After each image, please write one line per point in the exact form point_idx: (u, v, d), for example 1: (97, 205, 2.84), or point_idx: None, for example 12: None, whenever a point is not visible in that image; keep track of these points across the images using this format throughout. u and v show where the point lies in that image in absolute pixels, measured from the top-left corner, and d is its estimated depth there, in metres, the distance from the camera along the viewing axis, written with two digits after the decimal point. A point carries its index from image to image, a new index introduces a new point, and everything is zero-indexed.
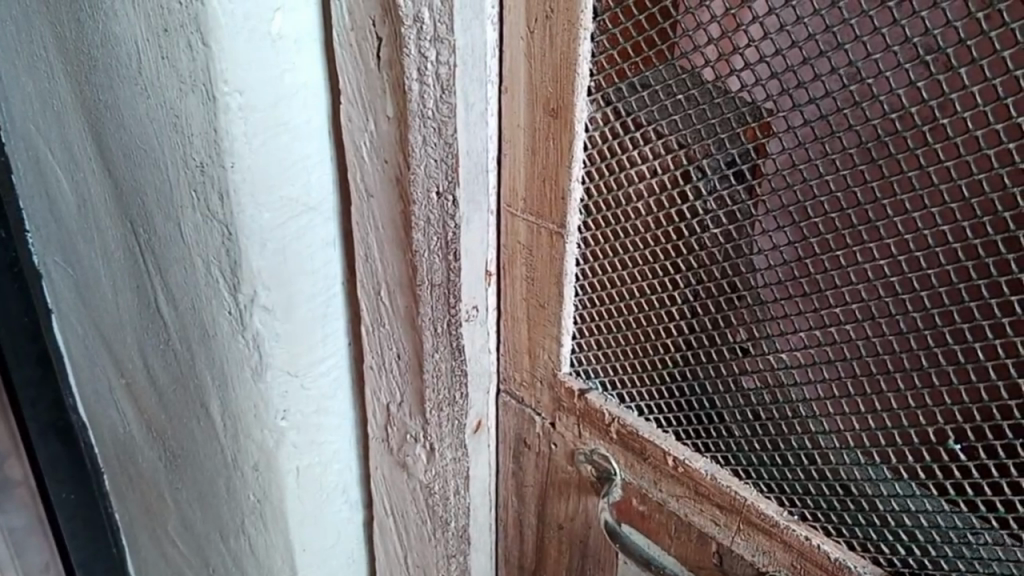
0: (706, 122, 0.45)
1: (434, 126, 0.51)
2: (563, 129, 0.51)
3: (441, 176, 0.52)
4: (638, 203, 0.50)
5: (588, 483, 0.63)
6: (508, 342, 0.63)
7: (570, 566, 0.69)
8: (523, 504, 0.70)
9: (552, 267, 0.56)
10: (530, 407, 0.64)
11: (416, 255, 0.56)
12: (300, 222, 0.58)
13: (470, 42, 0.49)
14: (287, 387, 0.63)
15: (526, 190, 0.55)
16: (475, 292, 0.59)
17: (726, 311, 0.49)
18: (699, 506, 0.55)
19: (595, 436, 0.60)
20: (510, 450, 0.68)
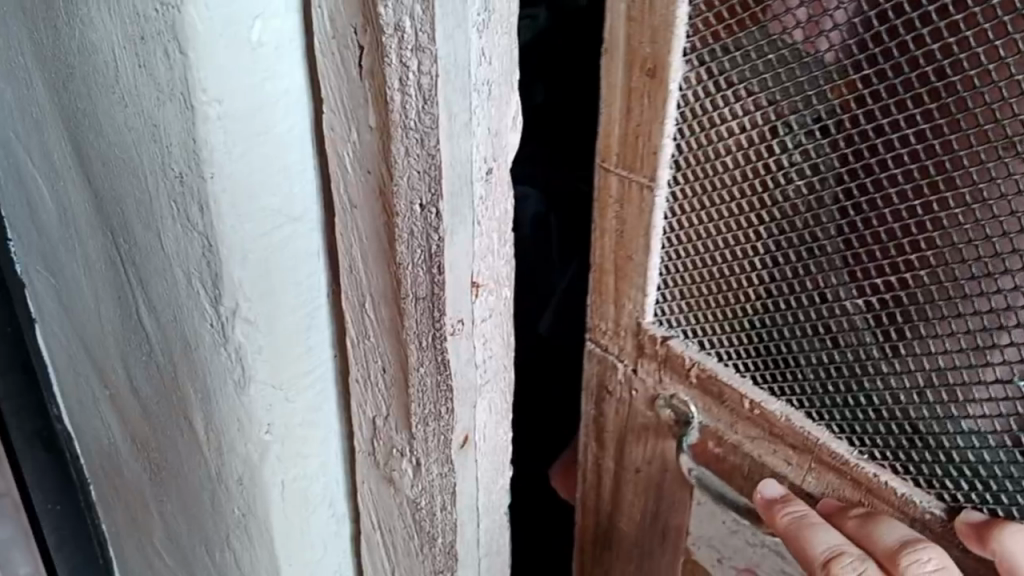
0: (795, 80, 0.44)
1: (417, 137, 0.49)
2: (658, 89, 0.50)
3: (424, 190, 0.50)
4: (727, 157, 0.49)
5: (665, 427, 0.60)
6: (595, 295, 0.61)
7: (644, 511, 0.66)
8: (600, 449, 0.67)
9: (640, 221, 0.55)
10: (613, 354, 0.62)
11: (401, 268, 0.54)
12: (284, 233, 0.57)
13: (453, 53, 0.46)
14: (271, 400, 0.62)
15: (619, 145, 0.53)
16: (461, 308, 0.55)
17: (807, 261, 0.47)
18: (773, 447, 0.53)
19: (676, 382, 0.57)
20: (591, 396, 0.66)
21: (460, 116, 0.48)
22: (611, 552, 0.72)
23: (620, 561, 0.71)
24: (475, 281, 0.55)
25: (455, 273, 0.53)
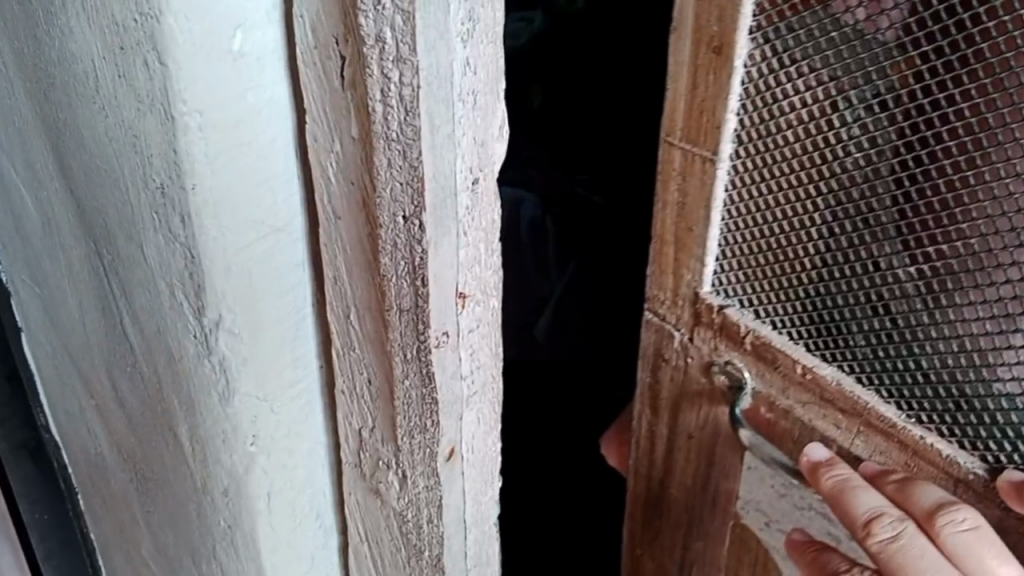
0: (856, 55, 0.48)
1: (399, 149, 0.48)
2: (723, 65, 0.54)
3: (407, 202, 0.49)
4: (789, 131, 0.53)
5: (719, 392, 0.63)
6: (656, 267, 0.65)
7: (695, 476, 0.70)
8: (654, 415, 0.70)
9: (701, 192, 0.59)
10: (671, 323, 0.65)
11: (385, 279, 0.54)
12: (268, 243, 0.56)
13: (434, 64, 0.45)
14: (257, 412, 0.62)
15: (684, 118, 0.58)
16: (446, 321, 0.54)
17: (860, 231, 0.52)
18: (825, 413, 0.56)
19: (730, 348, 0.61)
20: (648, 363, 0.69)
21: (442, 129, 0.47)
22: (660, 518, 0.75)
23: (667, 527, 0.75)
24: (462, 293, 0.54)
25: (441, 286, 0.52)
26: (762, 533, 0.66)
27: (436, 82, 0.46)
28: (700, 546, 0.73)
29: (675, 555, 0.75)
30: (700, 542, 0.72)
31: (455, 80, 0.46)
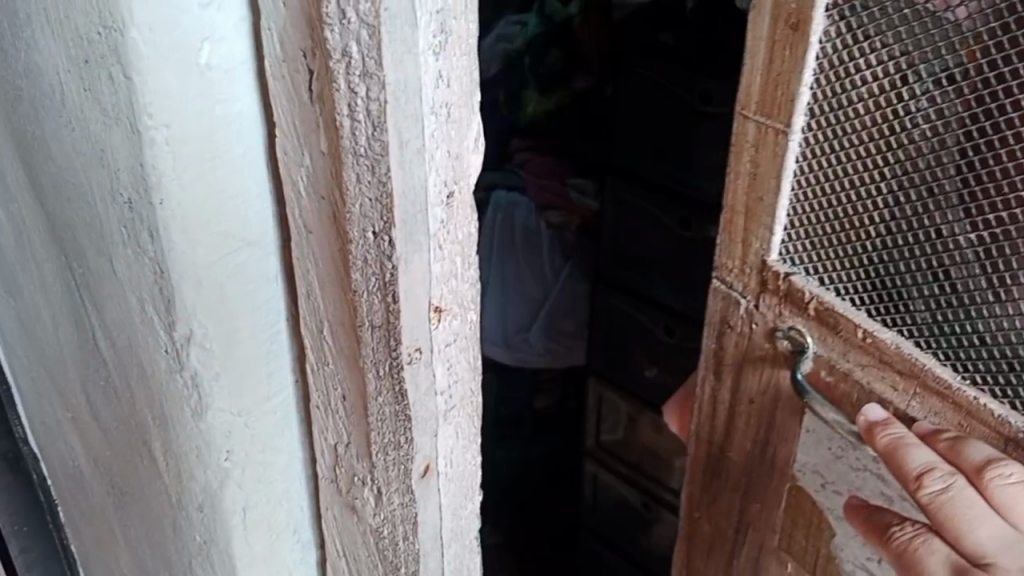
0: (926, 32, 0.55)
1: (367, 164, 0.47)
2: (800, 40, 0.61)
3: (375, 219, 0.49)
4: (858, 104, 0.60)
5: (782, 357, 0.70)
6: (727, 237, 0.72)
7: (755, 438, 0.76)
8: (718, 380, 0.77)
9: (773, 164, 0.66)
10: (737, 291, 0.73)
11: (356, 295, 0.53)
12: (239, 258, 0.56)
13: (402, 79, 0.45)
14: (231, 427, 0.61)
15: (759, 94, 0.65)
16: (419, 337, 0.53)
17: (925, 199, 0.58)
18: (882, 374, 0.63)
19: (793, 314, 0.68)
20: (714, 331, 0.76)
21: (412, 144, 0.47)
22: (719, 480, 0.81)
23: (725, 488, 0.80)
24: (438, 305, 0.53)
25: (413, 302, 0.51)
26: (817, 495, 0.71)
27: (405, 96, 0.45)
28: (756, 507, 0.78)
29: (732, 515, 0.81)
30: (756, 502, 0.78)
31: (428, 92, 0.46)
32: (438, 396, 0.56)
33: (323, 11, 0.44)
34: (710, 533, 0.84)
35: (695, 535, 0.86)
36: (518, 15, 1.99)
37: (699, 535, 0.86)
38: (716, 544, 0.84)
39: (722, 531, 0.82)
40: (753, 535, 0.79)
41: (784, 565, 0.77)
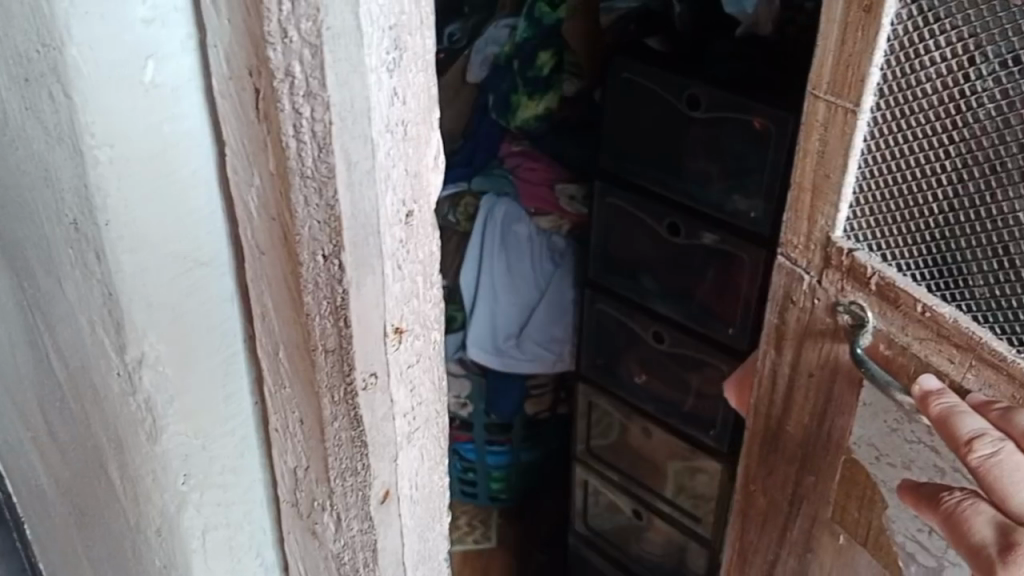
0: (994, 15, 0.61)
1: (314, 186, 0.48)
2: (872, 21, 0.68)
3: (323, 242, 0.50)
4: (926, 84, 0.67)
5: (842, 331, 0.78)
6: (793, 215, 0.79)
7: (814, 411, 0.84)
8: (780, 354, 0.85)
9: (842, 140, 0.72)
10: (801, 267, 0.80)
11: (308, 318, 0.53)
12: (190, 278, 0.54)
13: (347, 99, 0.46)
14: (187, 450, 0.60)
15: (830, 75, 0.72)
16: (372, 361, 0.53)
17: (989, 175, 0.66)
18: (939, 347, 0.69)
19: (855, 289, 0.75)
20: (777, 307, 0.84)
21: (362, 165, 0.48)
22: (775, 452, 0.90)
23: (781, 460, 0.89)
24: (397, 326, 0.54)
25: (366, 327, 0.52)
26: (869, 467, 0.79)
27: (351, 116, 0.47)
28: (811, 479, 0.86)
29: (786, 487, 0.90)
30: (811, 474, 0.86)
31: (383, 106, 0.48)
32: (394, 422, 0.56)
33: (264, 28, 0.45)
34: (764, 505, 0.94)
35: (750, 506, 0.96)
36: (509, 18, 2.20)
37: (752, 508, 0.96)
38: (769, 516, 0.93)
39: (774, 502, 0.92)
40: (804, 506, 0.88)
41: (835, 539, 0.85)
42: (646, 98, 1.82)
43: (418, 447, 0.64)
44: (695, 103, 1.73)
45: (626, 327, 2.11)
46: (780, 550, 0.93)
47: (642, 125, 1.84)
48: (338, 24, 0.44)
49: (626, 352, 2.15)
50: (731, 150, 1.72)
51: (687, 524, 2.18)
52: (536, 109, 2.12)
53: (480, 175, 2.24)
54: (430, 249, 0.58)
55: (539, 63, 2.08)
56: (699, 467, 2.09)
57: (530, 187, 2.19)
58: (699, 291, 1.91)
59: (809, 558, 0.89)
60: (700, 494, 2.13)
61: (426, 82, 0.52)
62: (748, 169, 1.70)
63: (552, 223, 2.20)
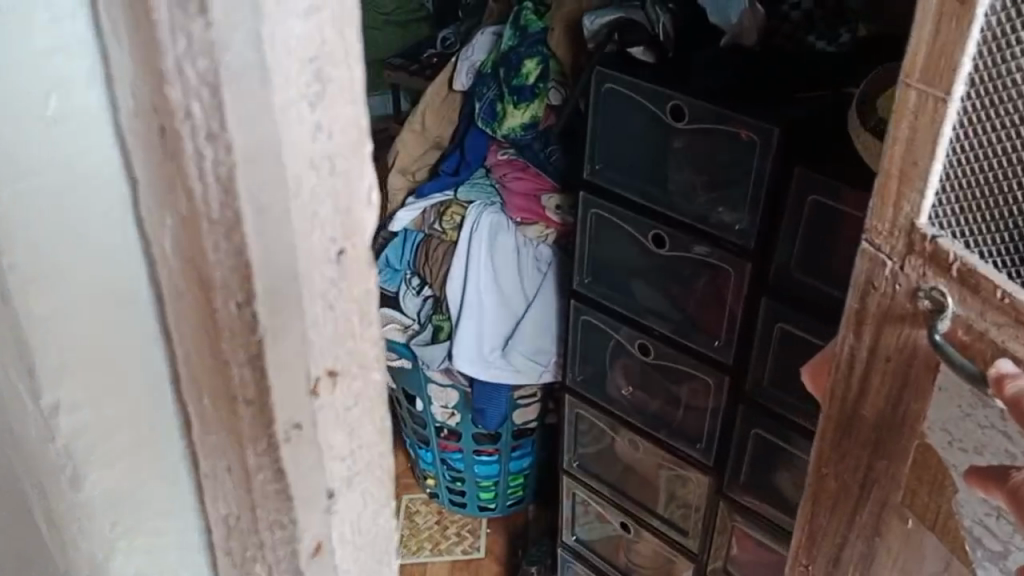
0: None
1: (223, 232, 0.46)
2: (965, 13, 0.73)
3: (235, 292, 0.48)
4: (1016, 80, 0.74)
5: (921, 317, 0.85)
6: (879, 203, 0.86)
7: (889, 394, 0.93)
8: (859, 338, 0.95)
9: (931, 129, 0.78)
10: (884, 253, 0.87)
11: (227, 367, 0.51)
12: (105, 320, 0.51)
13: (251, 140, 0.44)
14: (113, 497, 0.57)
15: (922, 65, 0.77)
16: (295, 412, 0.53)
17: None
18: (1015, 330, 0.75)
19: (937, 276, 0.82)
20: (859, 292, 0.92)
21: (272, 211, 0.46)
22: (849, 435, 1.01)
23: (854, 444, 1.01)
24: (331, 370, 0.55)
25: (285, 376, 0.52)
26: (943, 453, 0.87)
27: (260, 157, 0.45)
28: (882, 463, 0.98)
29: (859, 471, 1.02)
30: (883, 458, 0.97)
31: (300, 145, 0.46)
32: (325, 472, 0.57)
33: (161, 65, 0.43)
34: (835, 488, 1.07)
35: (822, 489, 1.09)
36: (494, 27, 2.26)
37: (824, 491, 1.09)
38: (839, 499, 1.06)
39: (846, 486, 1.04)
40: (875, 488, 1.00)
41: (904, 522, 0.97)
42: (632, 107, 1.80)
43: (362, 492, 0.61)
44: (679, 114, 1.71)
45: (612, 339, 2.10)
46: (850, 531, 1.06)
47: (631, 135, 1.83)
48: (237, 61, 0.42)
49: (615, 361, 2.13)
50: (717, 160, 1.70)
51: (672, 536, 2.17)
52: (520, 118, 2.10)
53: (466, 185, 2.28)
54: (366, 286, 0.55)
55: (525, 71, 2.07)
56: (689, 476, 2.07)
57: (518, 197, 2.18)
58: (688, 304, 1.89)
59: (877, 541, 1.02)
60: (688, 504, 2.11)
61: (353, 115, 0.49)
62: (734, 178, 1.67)
63: (537, 232, 2.19)
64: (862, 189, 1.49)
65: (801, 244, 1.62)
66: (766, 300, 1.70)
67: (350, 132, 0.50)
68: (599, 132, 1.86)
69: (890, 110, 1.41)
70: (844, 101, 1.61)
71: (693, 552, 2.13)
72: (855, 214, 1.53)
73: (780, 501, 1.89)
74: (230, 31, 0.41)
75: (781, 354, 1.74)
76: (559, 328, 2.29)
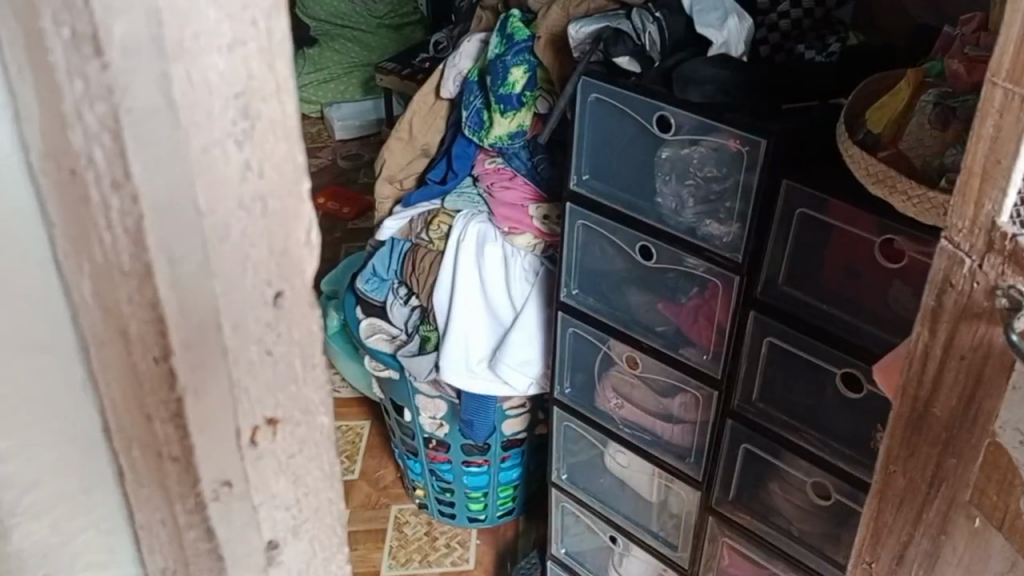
0: None
1: (134, 284, 0.44)
2: None
3: (151, 346, 0.46)
4: None
5: (998, 315, 0.77)
6: (960, 200, 0.78)
7: (961, 393, 0.85)
8: (933, 336, 0.86)
9: (1017, 127, 0.71)
10: (962, 251, 0.79)
11: (151, 423, 0.49)
12: (25, 366, 0.49)
13: (159, 187, 0.41)
14: (46, 548, 0.55)
15: (1012, 62, 0.70)
16: (223, 471, 0.51)
17: None
18: None
19: (1016, 273, 0.73)
20: (934, 290, 0.84)
21: (190, 259, 0.44)
22: (919, 433, 0.92)
23: (925, 442, 0.91)
24: (271, 417, 0.52)
25: (211, 433, 0.49)
26: (1015, 452, 0.78)
27: (172, 204, 0.42)
28: (951, 462, 0.88)
29: (928, 468, 0.92)
30: (953, 457, 0.88)
31: (227, 187, 0.44)
32: (257, 529, 0.54)
33: (60, 108, 0.40)
34: (901, 487, 0.97)
35: (887, 488, 0.99)
36: (482, 33, 2.22)
37: (890, 490, 0.99)
38: (905, 498, 0.97)
39: (914, 485, 0.95)
40: (943, 489, 0.90)
41: (971, 521, 0.87)
42: (622, 117, 1.77)
43: (309, 539, 0.58)
44: (666, 125, 1.68)
45: (600, 351, 2.07)
46: (914, 532, 0.96)
47: (620, 145, 1.79)
48: (141, 105, 0.39)
49: (603, 374, 2.09)
50: (705, 171, 1.67)
51: (663, 551, 2.13)
52: (508, 126, 2.06)
53: (454, 193, 2.25)
54: (308, 327, 0.52)
55: (512, 80, 2.02)
56: (678, 488, 2.04)
57: (505, 207, 2.14)
58: (677, 314, 1.85)
59: (942, 540, 0.92)
60: (678, 514, 2.09)
61: (288, 151, 0.47)
62: (722, 191, 1.64)
63: (526, 243, 2.15)
64: (848, 202, 1.45)
65: (790, 258, 1.58)
66: (754, 314, 1.66)
67: (285, 170, 0.47)
68: (586, 141, 1.82)
69: (876, 120, 1.39)
70: (835, 112, 1.57)
71: (684, 567, 2.09)
72: (844, 226, 1.51)
73: (770, 515, 1.86)
74: (134, 73, 0.39)
75: (769, 368, 1.72)
76: (547, 337, 2.23)
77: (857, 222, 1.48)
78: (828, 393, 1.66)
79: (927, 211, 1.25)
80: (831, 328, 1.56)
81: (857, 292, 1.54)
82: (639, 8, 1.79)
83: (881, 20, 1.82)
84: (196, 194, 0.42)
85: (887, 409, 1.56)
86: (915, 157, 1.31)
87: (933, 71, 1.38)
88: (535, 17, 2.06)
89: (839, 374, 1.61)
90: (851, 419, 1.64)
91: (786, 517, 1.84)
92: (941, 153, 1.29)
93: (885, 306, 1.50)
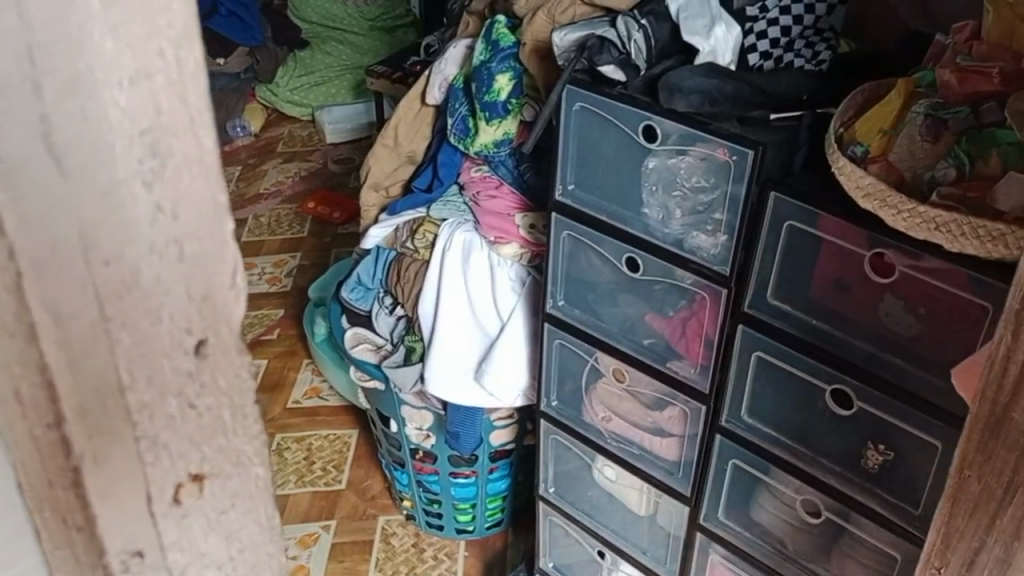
0: None
1: (24, 348, 0.50)
2: None
3: (45, 413, 0.52)
4: None
5: None
6: None
7: None
8: (1019, 340, 0.74)
9: None
10: None
11: (58, 491, 0.55)
12: None
13: (36, 243, 0.48)
14: None
15: None
16: (126, 544, 0.58)
17: None
18: None
19: None
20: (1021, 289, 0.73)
21: (81, 317, 0.50)
22: (1000, 439, 0.79)
23: (1008, 449, 0.78)
24: (196, 474, 0.60)
25: (109, 502, 0.56)
26: None
27: (51, 264, 0.49)
28: None
29: (1006, 474, 0.79)
30: None
31: (135, 230, 0.51)
32: None
33: None
34: (975, 493, 0.82)
35: (958, 491, 0.84)
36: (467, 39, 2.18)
37: (962, 493, 0.84)
38: (979, 504, 0.82)
39: (989, 491, 0.81)
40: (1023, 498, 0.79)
41: None
42: (607, 126, 1.72)
43: None
44: (653, 134, 1.64)
45: (589, 363, 2.02)
46: (986, 539, 0.83)
47: (606, 155, 1.75)
48: (16, 151, 0.46)
49: (592, 387, 2.04)
50: (693, 181, 1.62)
51: (651, 567, 2.09)
52: (493, 134, 2.03)
53: (439, 202, 2.21)
54: (232, 375, 0.60)
55: (497, 87, 1.98)
56: (664, 502, 2.01)
57: (492, 216, 2.10)
58: (665, 327, 1.81)
59: (1017, 548, 0.81)
60: (666, 529, 2.04)
61: (208, 190, 0.55)
62: (710, 203, 1.60)
63: (512, 253, 2.10)
64: (838, 215, 1.41)
65: (778, 272, 1.54)
66: (743, 328, 1.61)
67: (200, 208, 0.55)
68: (572, 150, 1.79)
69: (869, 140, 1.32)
70: (824, 122, 1.53)
71: None
72: (834, 241, 1.46)
73: (763, 534, 1.81)
74: (10, 121, 0.45)
75: (758, 384, 1.68)
76: (535, 350, 2.16)
77: (846, 235, 1.43)
78: (819, 406, 1.61)
79: (917, 226, 1.20)
80: (830, 350, 1.51)
81: (846, 306, 1.50)
82: (624, 15, 1.72)
83: (872, 28, 1.78)
84: (87, 243, 0.49)
85: (879, 424, 1.53)
86: (906, 171, 1.27)
87: (925, 81, 1.34)
88: (520, 22, 2.00)
89: (828, 391, 1.57)
90: (846, 435, 1.59)
91: (776, 533, 1.80)
92: (932, 165, 1.25)
93: (875, 319, 1.46)
